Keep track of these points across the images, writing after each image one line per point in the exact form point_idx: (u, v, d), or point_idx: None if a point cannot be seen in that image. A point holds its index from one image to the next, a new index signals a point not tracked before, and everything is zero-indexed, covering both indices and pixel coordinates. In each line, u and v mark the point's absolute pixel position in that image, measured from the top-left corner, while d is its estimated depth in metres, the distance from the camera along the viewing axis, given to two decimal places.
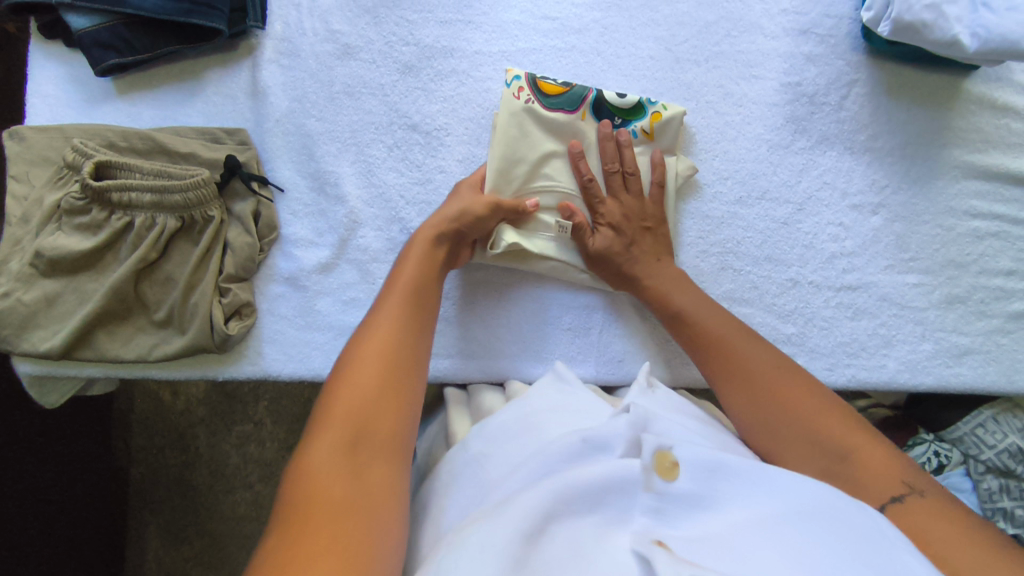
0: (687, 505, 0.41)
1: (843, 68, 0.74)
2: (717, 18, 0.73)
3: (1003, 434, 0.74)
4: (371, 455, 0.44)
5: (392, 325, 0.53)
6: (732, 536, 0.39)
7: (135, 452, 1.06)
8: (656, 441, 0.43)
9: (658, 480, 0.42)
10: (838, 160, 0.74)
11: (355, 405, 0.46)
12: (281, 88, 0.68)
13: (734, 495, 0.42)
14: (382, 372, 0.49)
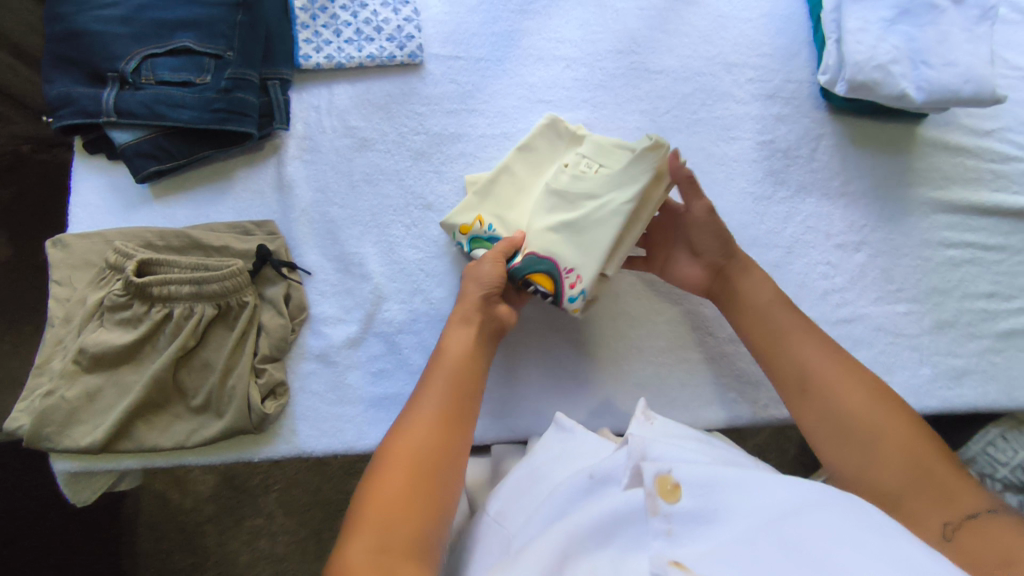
0: (693, 524, 0.44)
1: (809, 125, 0.82)
2: (692, 90, 0.82)
3: (1014, 450, 0.78)
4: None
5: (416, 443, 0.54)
6: (737, 545, 0.41)
7: (142, 559, 1.01)
8: (655, 469, 0.46)
9: (662, 504, 0.44)
10: (817, 205, 0.80)
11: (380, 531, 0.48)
12: (305, 181, 0.75)
13: (737, 503, 0.44)
14: (406, 496, 0.50)
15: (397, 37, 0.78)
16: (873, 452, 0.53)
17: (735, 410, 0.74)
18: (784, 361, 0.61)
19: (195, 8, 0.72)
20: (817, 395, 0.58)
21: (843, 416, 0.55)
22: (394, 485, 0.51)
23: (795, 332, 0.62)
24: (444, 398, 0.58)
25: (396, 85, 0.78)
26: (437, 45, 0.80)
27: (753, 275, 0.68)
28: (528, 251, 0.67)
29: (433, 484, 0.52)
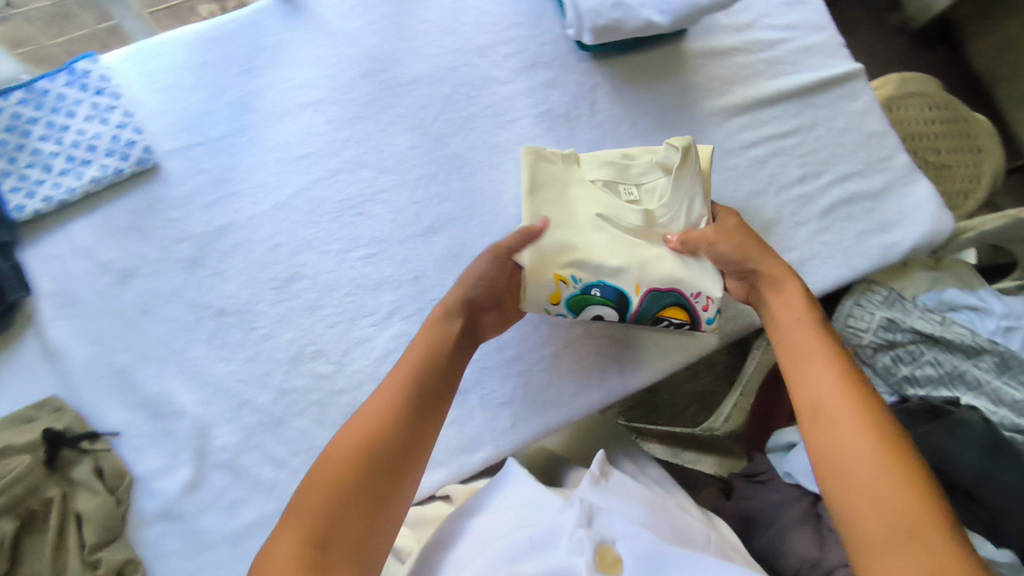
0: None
1: (580, 79, 0.78)
2: (453, 87, 0.76)
3: (871, 314, 0.83)
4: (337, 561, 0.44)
5: (375, 425, 0.51)
6: None
7: None
8: (599, 537, 0.49)
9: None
10: (615, 156, 0.78)
11: (321, 514, 0.45)
12: (76, 338, 0.67)
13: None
14: (353, 475, 0.47)
15: (116, 149, 0.69)
16: (862, 502, 0.45)
17: (604, 388, 0.71)
18: (804, 379, 0.54)
19: None
20: (817, 426, 0.51)
21: (849, 456, 0.48)
22: (321, 473, 0.48)
23: (812, 354, 0.55)
24: (414, 368, 0.56)
25: (138, 199, 0.70)
26: (167, 140, 0.72)
27: (794, 285, 0.61)
28: (642, 291, 0.66)
29: (388, 469, 0.49)
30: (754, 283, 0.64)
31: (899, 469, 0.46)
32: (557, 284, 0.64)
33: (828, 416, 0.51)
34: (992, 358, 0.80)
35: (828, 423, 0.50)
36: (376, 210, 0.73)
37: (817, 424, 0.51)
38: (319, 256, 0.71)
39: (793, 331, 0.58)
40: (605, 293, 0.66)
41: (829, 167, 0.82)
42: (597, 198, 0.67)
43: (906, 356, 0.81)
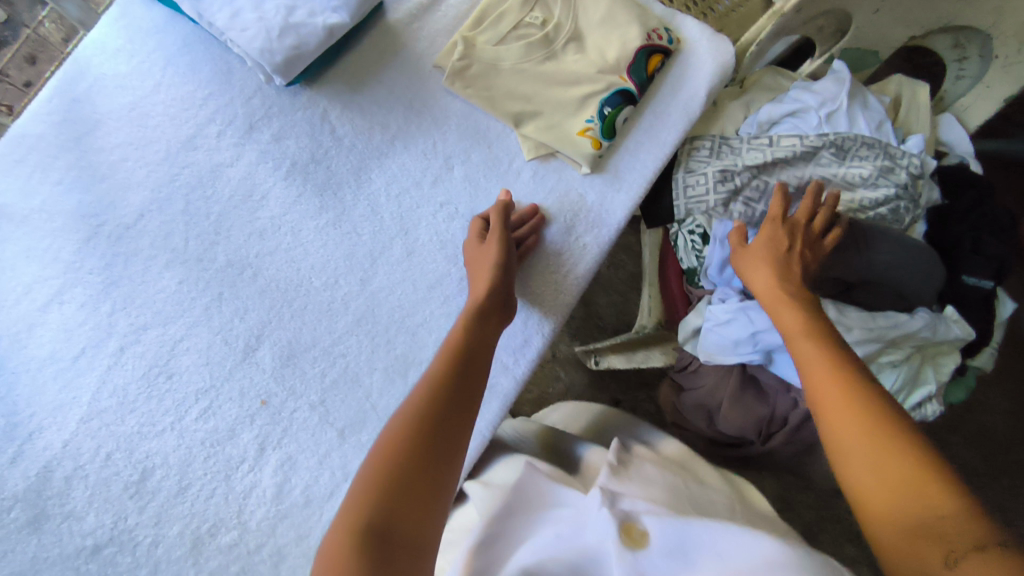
0: (666, 565, 0.46)
1: (306, 114, 0.71)
2: (185, 197, 0.69)
3: (703, 174, 0.81)
4: (407, 509, 0.46)
5: (430, 383, 0.55)
6: None
7: None
8: (622, 515, 0.50)
9: (628, 553, 0.47)
10: (385, 169, 0.72)
11: (391, 449, 0.49)
12: None
13: (703, 552, 0.45)
14: (421, 426, 0.52)
15: None
16: (871, 481, 0.42)
17: (500, 393, 0.69)
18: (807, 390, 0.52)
19: None
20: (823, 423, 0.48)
21: (844, 436, 0.45)
22: (436, 439, 0.51)
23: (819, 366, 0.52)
24: (465, 339, 0.60)
25: None
26: None
27: (791, 310, 0.60)
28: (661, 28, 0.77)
29: (462, 434, 0.53)
30: (771, 308, 0.63)
31: (890, 428, 0.43)
32: (587, 135, 0.72)
33: (818, 392, 0.50)
34: (827, 152, 0.80)
35: (831, 395, 0.48)
36: (184, 361, 0.67)
37: (820, 402, 0.49)
38: (157, 439, 0.65)
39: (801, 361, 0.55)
40: (613, 104, 0.72)
41: (608, 51, 0.74)
42: (526, 45, 0.72)
43: (753, 192, 0.79)
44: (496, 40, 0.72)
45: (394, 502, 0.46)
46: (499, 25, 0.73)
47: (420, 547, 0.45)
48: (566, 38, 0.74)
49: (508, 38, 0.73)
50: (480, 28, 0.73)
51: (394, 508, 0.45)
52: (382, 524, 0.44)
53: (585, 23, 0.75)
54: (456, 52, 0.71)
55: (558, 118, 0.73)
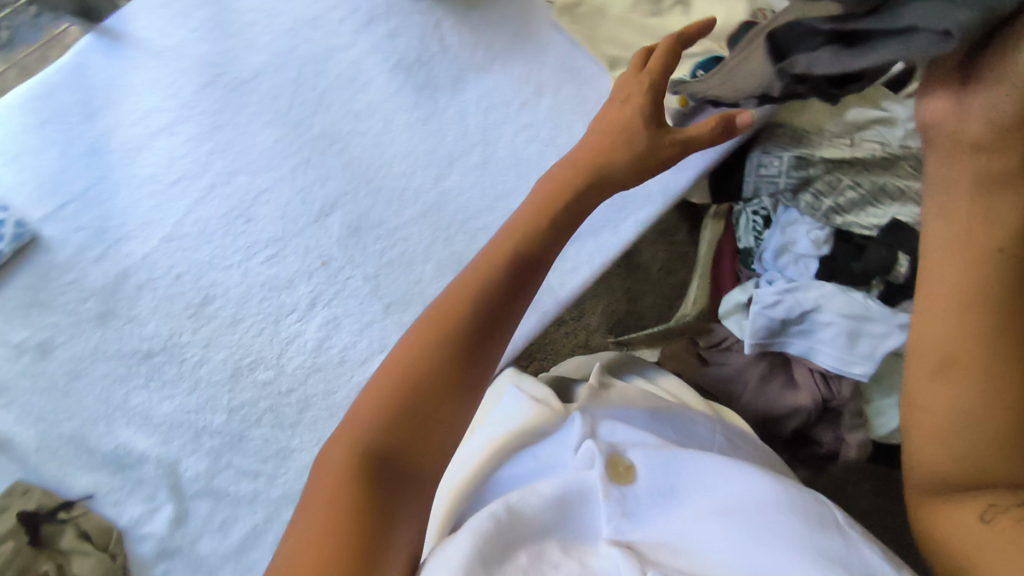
0: (649, 502, 0.53)
1: (421, 20, 0.78)
2: (298, 68, 0.76)
3: (779, 159, 0.82)
4: (421, 440, 0.51)
5: (466, 290, 0.56)
6: (691, 526, 0.51)
7: None
8: (608, 448, 0.55)
9: (614, 488, 0.53)
10: (481, 84, 0.77)
11: (397, 388, 0.52)
12: (19, 421, 0.68)
13: (686, 487, 0.54)
14: (444, 348, 0.54)
15: None
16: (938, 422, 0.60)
17: (538, 309, 0.73)
18: (952, 395, 0.59)
19: None
20: (953, 393, 0.59)
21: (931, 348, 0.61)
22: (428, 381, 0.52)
23: (986, 391, 0.58)
24: (511, 249, 0.59)
25: (30, 273, 0.70)
26: (35, 209, 0.71)
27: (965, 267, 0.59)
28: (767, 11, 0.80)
29: (483, 371, 0.55)
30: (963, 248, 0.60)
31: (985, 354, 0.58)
32: (676, 91, 0.75)
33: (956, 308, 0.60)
34: (909, 163, 0.78)
35: (952, 313, 0.60)
36: (263, 211, 0.73)
37: (938, 315, 0.61)
38: (224, 272, 0.72)
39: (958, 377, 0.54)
40: (708, 69, 0.75)
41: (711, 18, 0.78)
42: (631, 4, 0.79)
43: (823, 186, 0.81)
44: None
45: (360, 483, 0.48)
46: None
47: (411, 478, 0.50)
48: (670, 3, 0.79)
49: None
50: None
51: (343, 531, 0.45)
52: (384, 451, 0.50)
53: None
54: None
55: None
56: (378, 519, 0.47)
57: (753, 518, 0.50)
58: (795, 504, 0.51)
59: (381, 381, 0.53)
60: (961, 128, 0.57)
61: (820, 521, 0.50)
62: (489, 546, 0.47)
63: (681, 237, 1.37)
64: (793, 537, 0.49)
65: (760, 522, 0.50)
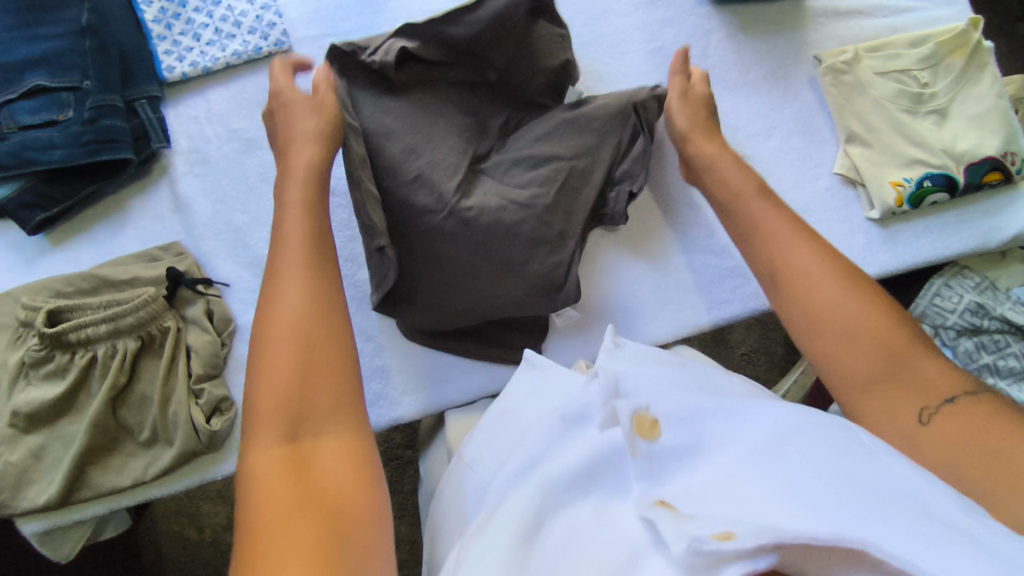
0: (676, 457, 0.47)
1: (696, 22, 0.81)
2: (571, 14, 0.80)
3: (960, 296, 0.78)
4: (306, 457, 0.45)
5: (300, 278, 0.52)
6: (723, 482, 0.45)
7: None
8: (631, 406, 0.48)
9: (641, 442, 0.46)
10: (720, 100, 0.79)
11: (277, 396, 0.46)
12: (202, 195, 0.73)
13: (717, 436, 0.48)
14: (293, 328, 0.49)
15: (258, 28, 0.75)
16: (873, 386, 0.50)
17: (677, 319, 0.74)
18: (806, 290, 0.54)
19: (38, 43, 0.68)
20: (812, 283, 0.54)
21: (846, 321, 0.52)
22: (318, 357, 0.48)
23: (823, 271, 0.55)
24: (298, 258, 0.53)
25: (272, 78, 0.76)
26: (301, 28, 0.77)
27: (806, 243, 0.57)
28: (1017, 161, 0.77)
29: (336, 356, 0.49)
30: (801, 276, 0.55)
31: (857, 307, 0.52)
32: (896, 188, 0.75)
33: (818, 282, 0.54)
34: None
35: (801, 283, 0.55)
36: None
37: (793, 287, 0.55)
38: None
39: (789, 314, 0.55)
40: (935, 182, 0.75)
41: (959, 140, 0.77)
42: (893, 90, 0.77)
43: (992, 342, 0.77)
44: (872, 74, 0.78)
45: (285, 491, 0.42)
46: (883, 63, 0.78)
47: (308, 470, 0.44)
48: (929, 108, 0.77)
49: (880, 76, 0.78)
50: (869, 55, 0.78)
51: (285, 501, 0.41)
52: (306, 452, 0.45)
53: (954, 111, 0.78)
54: (844, 56, 0.78)
55: (882, 161, 0.76)
56: (355, 525, 0.42)
57: (792, 453, 0.45)
58: (847, 441, 0.45)
59: (270, 378, 0.47)
60: (734, 188, 0.65)
61: (889, 473, 0.43)
62: (518, 521, 0.44)
63: (777, 334, 1.19)
64: (850, 489, 0.42)
65: (799, 455, 0.45)
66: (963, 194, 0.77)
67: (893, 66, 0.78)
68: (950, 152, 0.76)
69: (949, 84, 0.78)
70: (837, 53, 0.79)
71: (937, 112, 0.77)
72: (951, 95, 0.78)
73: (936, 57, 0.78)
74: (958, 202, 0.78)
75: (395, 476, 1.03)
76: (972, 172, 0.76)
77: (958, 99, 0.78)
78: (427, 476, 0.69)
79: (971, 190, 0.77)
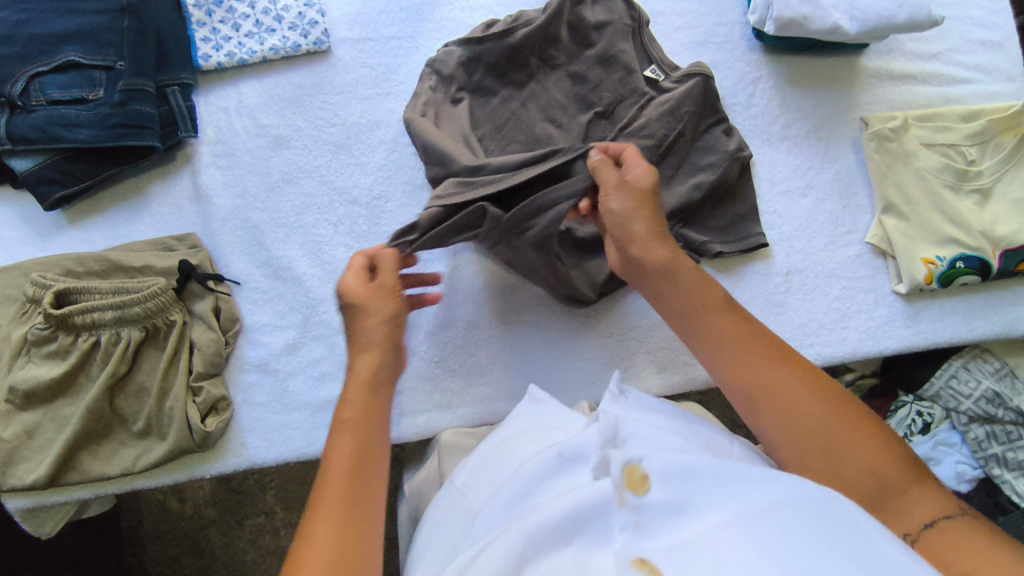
0: (665, 514, 0.40)
1: (744, 68, 0.79)
2: None
3: (977, 381, 0.76)
4: None
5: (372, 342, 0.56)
6: (709, 540, 0.38)
7: (152, 567, 1.02)
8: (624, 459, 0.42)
9: (630, 495, 0.40)
10: (759, 152, 0.77)
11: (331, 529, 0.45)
12: (222, 188, 0.72)
13: (710, 493, 0.41)
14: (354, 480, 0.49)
15: (299, 25, 0.73)
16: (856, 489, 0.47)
17: (687, 372, 0.72)
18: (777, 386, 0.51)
19: (76, 18, 0.67)
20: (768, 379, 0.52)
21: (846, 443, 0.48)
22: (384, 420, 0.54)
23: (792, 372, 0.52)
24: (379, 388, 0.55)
25: (306, 76, 0.74)
26: (344, 29, 0.76)
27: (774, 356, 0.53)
28: None
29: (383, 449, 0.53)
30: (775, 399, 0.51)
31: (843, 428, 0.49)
32: (927, 266, 0.73)
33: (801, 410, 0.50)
34: None
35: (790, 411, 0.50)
36: None
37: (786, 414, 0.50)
38: None
39: (763, 430, 0.51)
40: (968, 264, 0.73)
41: (999, 223, 0.74)
42: (939, 163, 0.75)
43: (1005, 433, 0.75)
44: (919, 146, 0.75)
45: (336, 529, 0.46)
46: (932, 133, 0.75)
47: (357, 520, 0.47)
48: (973, 186, 0.75)
49: (927, 148, 0.75)
50: (918, 124, 0.76)
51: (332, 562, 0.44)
52: None
53: (999, 193, 0.75)
54: (892, 122, 0.76)
55: (917, 236, 0.74)
56: None
57: (786, 514, 0.38)
58: (839, 516, 0.38)
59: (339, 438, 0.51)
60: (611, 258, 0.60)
61: (879, 556, 0.36)
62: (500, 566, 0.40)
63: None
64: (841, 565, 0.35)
65: (793, 521, 0.37)
66: (997, 278, 0.74)
67: (942, 139, 0.75)
68: (990, 233, 0.73)
69: (997, 165, 0.75)
70: (884, 119, 0.77)
71: (981, 190, 0.75)
72: (998, 175, 0.75)
73: (987, 134, 0.75)
74: (992, 284, 0.75)
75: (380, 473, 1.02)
76: (1011, 256, 0.73)
77: (1006, 180, 0.75)
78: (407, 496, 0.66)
79: (1006, 275, 0.74)
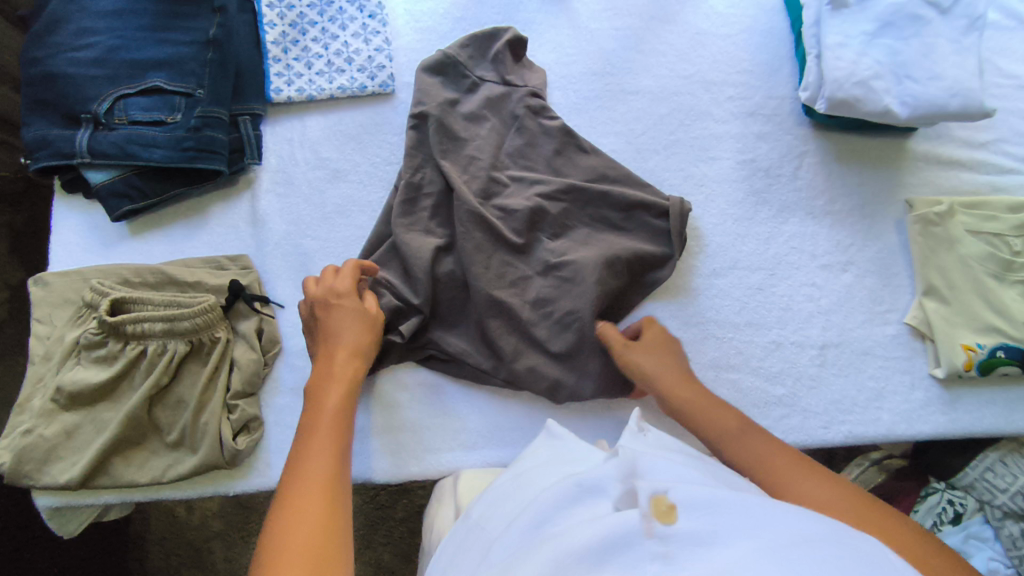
0: (691, 545, 0.41)
1: (792, 141, 0.80)
2: (669, 110, 0.81)
3: (1014, 477, 0.73)
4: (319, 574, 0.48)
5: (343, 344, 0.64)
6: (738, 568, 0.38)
7: None
8: (653, 487, 0.45)
9: (659, 524, 0.42)
10: (801, 225, 0.78)
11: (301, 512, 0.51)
12: (278, 214, 0.75)
13: (736, 525, 0.42)
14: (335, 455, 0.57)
15: (368, 68, 0.78)
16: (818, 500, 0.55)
17: None
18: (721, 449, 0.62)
19: (166, 47, 0.72)
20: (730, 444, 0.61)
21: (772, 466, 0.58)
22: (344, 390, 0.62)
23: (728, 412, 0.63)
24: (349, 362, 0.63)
25: (368, 116, 0.78)
26: (409, 75, 0.80)
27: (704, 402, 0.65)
28: None
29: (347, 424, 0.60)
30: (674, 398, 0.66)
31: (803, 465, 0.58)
32: (967, 353, 0.72)
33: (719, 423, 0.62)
34: None
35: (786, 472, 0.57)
36: None
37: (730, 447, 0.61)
38: None
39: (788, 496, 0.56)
40: (1010, 354, 0.71)
41: None
42: (987, 252, 0.74)
43: None
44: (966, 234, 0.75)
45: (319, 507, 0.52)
46: (978, 220, 0.76)
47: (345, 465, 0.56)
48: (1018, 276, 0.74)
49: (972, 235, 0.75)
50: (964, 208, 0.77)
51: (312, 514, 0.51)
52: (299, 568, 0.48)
53: None
54: (937, 208, 0.76)
55: (958, 322, 0.73)
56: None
57: (815, 548, 0.40)
58: (873, 548, 0.41)
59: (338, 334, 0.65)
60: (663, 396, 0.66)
61: None
62: None
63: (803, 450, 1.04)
64: None
65: (823, 552, 0.39)
66: None
67: (989, 227, 0.75)
68: None
69: None
70: (931, 202, 0.77)
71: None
72: None
73: None
74: None
75: (388, 504, 1.07)
76: None
77: None
78: (427, 530, 0.67)
79: None
